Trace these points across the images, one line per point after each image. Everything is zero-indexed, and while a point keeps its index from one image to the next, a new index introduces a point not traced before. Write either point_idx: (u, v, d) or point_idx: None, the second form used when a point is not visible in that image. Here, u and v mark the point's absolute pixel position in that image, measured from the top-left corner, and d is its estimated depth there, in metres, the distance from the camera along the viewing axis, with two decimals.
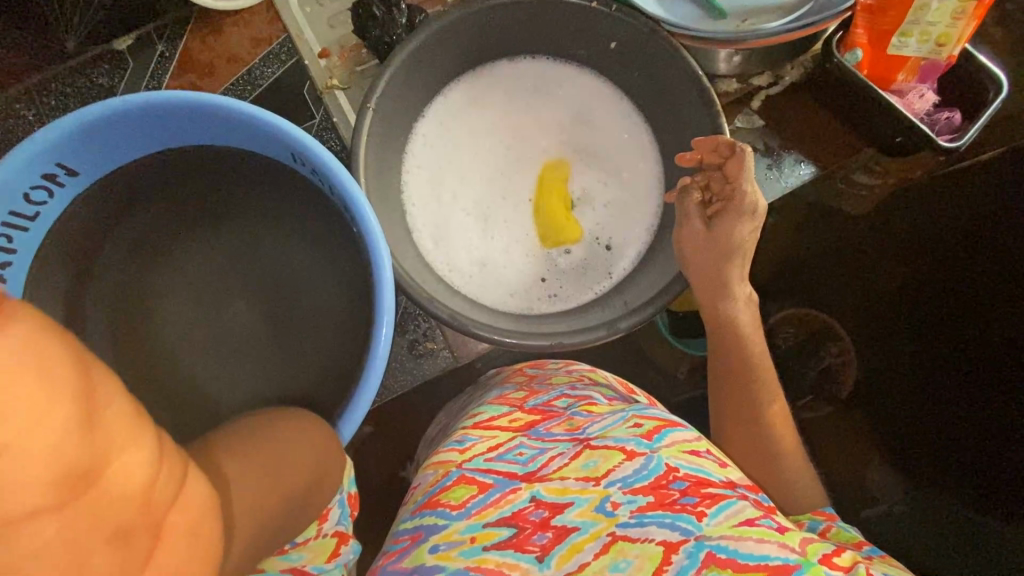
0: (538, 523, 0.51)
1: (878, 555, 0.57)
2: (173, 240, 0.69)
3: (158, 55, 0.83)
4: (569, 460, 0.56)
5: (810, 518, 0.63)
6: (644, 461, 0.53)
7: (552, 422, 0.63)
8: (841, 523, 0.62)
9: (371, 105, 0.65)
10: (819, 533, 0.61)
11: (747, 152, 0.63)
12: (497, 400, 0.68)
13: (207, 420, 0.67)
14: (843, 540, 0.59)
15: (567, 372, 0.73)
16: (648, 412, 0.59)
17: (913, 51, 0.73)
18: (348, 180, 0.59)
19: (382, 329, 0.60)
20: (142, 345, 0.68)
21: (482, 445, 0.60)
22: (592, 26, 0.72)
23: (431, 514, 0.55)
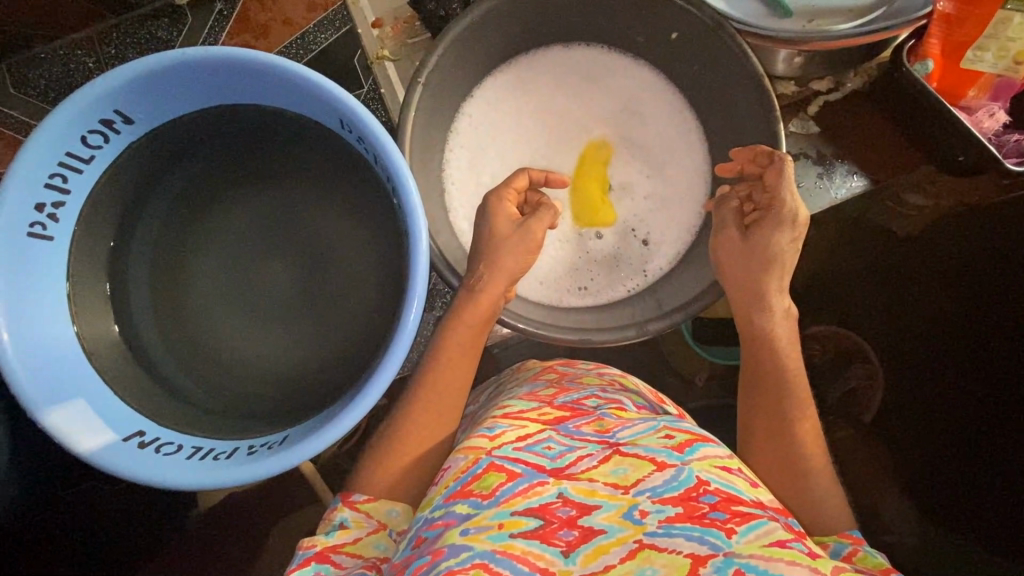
0: (565, 520, 0.52)
1: None
2: (223, 195, 0.72)
3: (216, 12, 0.84)
4: (598, 463, 0.57)
5: (836, 541, 0.62)
6: (675, 473, 0.54)
7: (581, 420, 0.62)
8: (869, 548, 0.60)
9: (420, 80, 0.65)
10: (843, 556, 0.60)
11: (787, 161, 0.62)
12: (526, 396, 0.67)
13: (237, 372, 0.70)
14: (869, 566, 0.57)
15: (597, 375, 0.73)
16: (680, 425, 0.59)
17: (988, 67, 0.71)
18: (393, 151, 0.59)
19: (411, 312, 0.60)
20: (184, 295, 0.71)
21: (511, 433, 0.58)
22: (653, 15, 0.70)
23: (460, 503, 0.53)
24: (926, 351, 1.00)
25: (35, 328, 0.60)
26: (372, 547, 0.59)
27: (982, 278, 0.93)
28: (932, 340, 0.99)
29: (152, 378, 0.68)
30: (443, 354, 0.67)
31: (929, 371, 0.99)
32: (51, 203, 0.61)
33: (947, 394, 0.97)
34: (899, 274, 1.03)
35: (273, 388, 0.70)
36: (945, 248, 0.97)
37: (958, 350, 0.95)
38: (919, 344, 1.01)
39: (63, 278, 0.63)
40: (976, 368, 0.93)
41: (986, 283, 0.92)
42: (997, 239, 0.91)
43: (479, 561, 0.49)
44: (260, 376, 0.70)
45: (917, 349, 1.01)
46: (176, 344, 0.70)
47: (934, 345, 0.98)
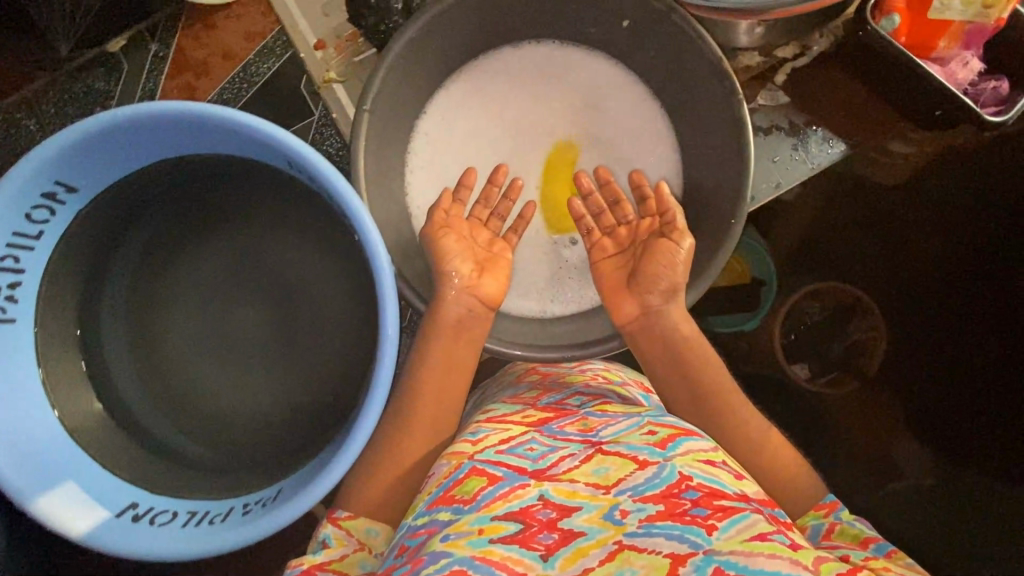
0: (545, 522, 0.51)
1: (884, 552, 0.54)
2: (184, 248, 0.70)
3: (151, 55, 0.80)
4: (579, 463, 0.56)
5: (813, 519, 0.60)
6: (657, 470, 0.53)
7: (564, 421, 0.63)
8: (842, 516, 0.59)
9: (366, 107, 0.62)
10: (823, 535, 0.58)
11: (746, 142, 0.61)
12: (511, 399, 0.69)
13: (224, 425, 0.69)
14: (847, 540, 0.56)
15: (581, 372, 0.74)
16: (663, 420, 0.59)
17: (957, 14, 0.67)
18: (346, 189, 0.56)
19: (385, 360, 0.57)
20: (160, 355, 0.69)
21: (494, 437, 0.59)
22: (602, 4, 0.66)
23: (444, 510, 0.53)
24: (922, 293, 1.04)
25: (13, 415, 0.59)
26: (356, 566, 0.56)
27: (964, 220, 1.02)
28: (927, 280, 1.03)
29: (138, 442, 0.67)
30: (425, 385, 0.63)
31: (926, 311, 1.04)
32: (6, 286, 0.59)
33: (942, 329, 1.03)
34: (890, 220, 1.03)
35: (262, 435, 0.69)
36: (931, 192, 1.02)
37: (948, 288, 1.03)
38: (915, 286, 1.04)
39: (32, 360, 0.62)
40: (962, 300, 1.03)
41: (968, 225, 1.02)
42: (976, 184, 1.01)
43: (457, 568, 0.47)
44: (250, 427, 0.69)
45: (910, 298, 1.04)
46: (161, 402, 0.69)
47: (929, 285, 1.03)
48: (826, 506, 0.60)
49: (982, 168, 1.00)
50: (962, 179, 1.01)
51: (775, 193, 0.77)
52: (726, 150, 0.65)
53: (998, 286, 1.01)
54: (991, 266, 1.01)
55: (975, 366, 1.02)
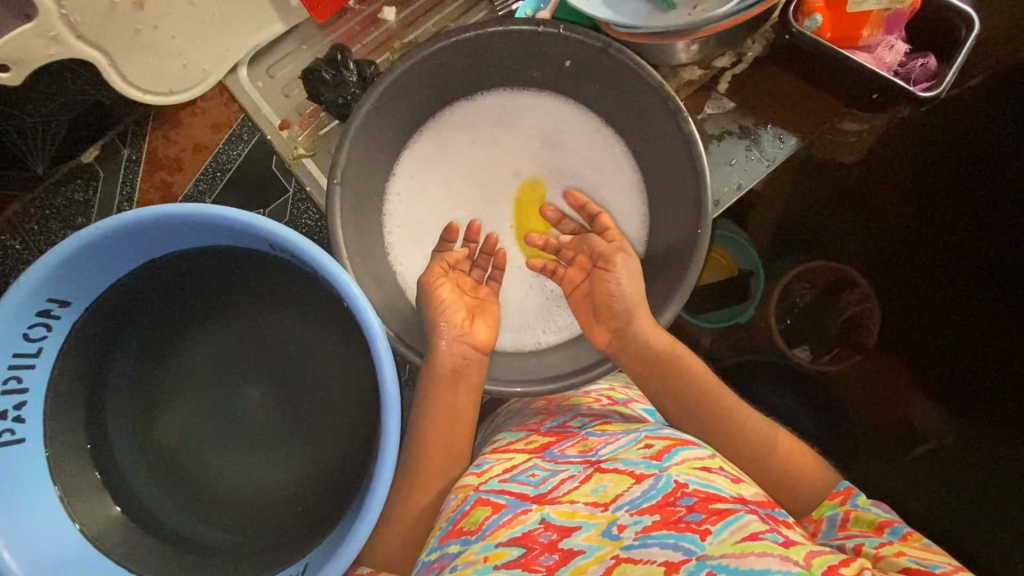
0: (547, 544, 0.52)
1: (899, 539, 0.53)
2: (182, 340, 0.71)
3: (125, 159, 0.82)
4: (579, 483, 0.57)
5: (828, 509, 0.59)
6: (653, 482, 0.54)
7: (565, 443, 0.64)
8: (858, 501, 0.57)
9: (337, 179, 0.65)
10: (839, 525, 0.57)
11: (699, 147, 0.64)
12: (517, 428, 0.71)
13: (240, 509, 0.70)
14: (863, 527, 0.55)
15: (586, 393, 0.74)
16: (660, 433, 0.60)
17: (874, 4, 0.72)
18: (327, 259, 0.57)
19: (391, 421, 0.57)
20: (171, 447, 0.70)
21: (498, 466, 0.61)
22: (543, 50, 0.70)
23: (454, 543, 0.55)
24: (909, 256, 1.06)
25: (35, 541, 0.60)
26: None
27: (937, 180, 1.04)
28: (911, 243, 1.06)
29: (160, 538, 0.67)
30: (433, 434, 0.65)
31: (917, 273, 1.06)
32: (13, 407, 0.60)
33: (940, 287, 1.05)
34: (860, 193, 1.07)
35: (279, 509, 0.70)
36: (897, 159, 1.05)
37: (937, 247, 1.05)
38: (901, 251, 1.06)
39: (46, 476, 0.63)
40: (955, 255, 1.04)
41: (942, 184, 1.04)
42: (945, 144, 1.03)
43: None
44: (267, 504, 0.70)
45: (890, 266, 1.07)
46: (179, 494, 0.69)
47: (914, 248, 1.06)
48: (841, 491, 0.59)
49: (945, 130, 1.03)
50: (927, 142, 1.04)
51: (738, 194, 0.80)
52: (681, 168, 0.68)
53: (991, 237, 1.02)
54: (980, 219, 1.03)
55: (980, 319, 1.03)
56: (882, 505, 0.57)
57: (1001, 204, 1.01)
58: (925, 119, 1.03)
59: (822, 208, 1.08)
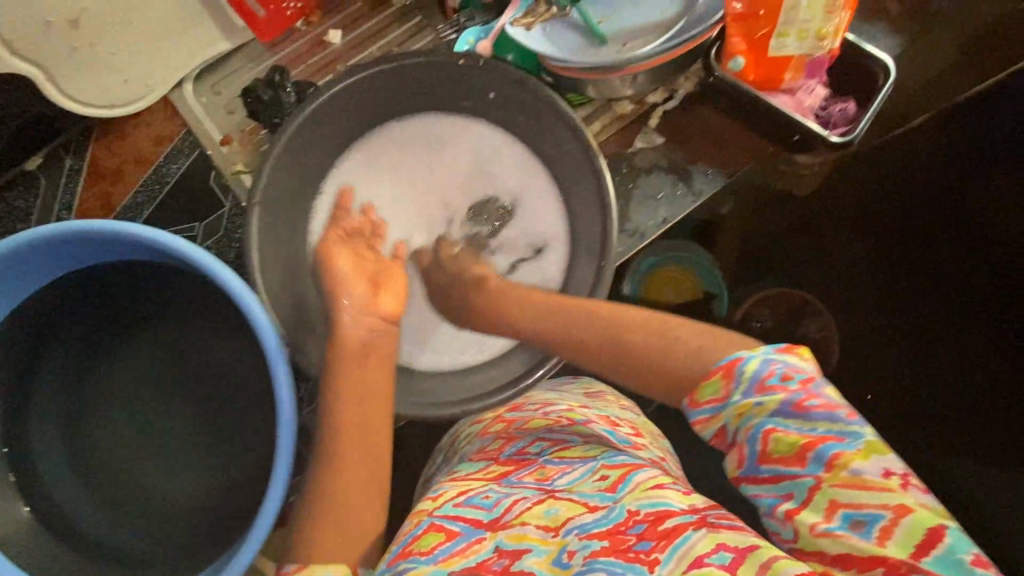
0: (498, 573, 0.47)
1: (827, 470, 0.42)
2: (104, 349, 0.73)
3: (67, 169, 0.84)
4: (531, 505, 0.53)
5: (738, 414, 0.46)
6: (606, 511, 0.49)
7: (524, 470, 0.59)
8: (776, 416, 0.44)
9: (255, 199, 0.66)
10: (759, 449, 0.44)
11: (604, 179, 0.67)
12: (476, 454, 0.65)
13: (155, 517, 0.72)
14: (786, 453, 0.43)
15: (544, 414, 0.64)
16: (616, 460, 0.55)
17: (795, 49, 0.74)
18: (230, 278, 0.59)
19: (286, 441, 0.59)
20: (89, 455, 0.72)
21: (452, 491, 0.57)
22: (467, 81, 0.72)
23: (399, 568, 0.49)
24: (874, 286, 1.00)
25: None
26: None
27: (901, 203, 0.98)
28: (878, 271, 1.00)
29: (71, 544, 0.68)
30: (335, 462, 0.57)
31: (886, 303, 0.99)
32: None
33: (914, 317, 0.97)
34: (816, 226, 1.02)
35: (193, 519, 0.71)
36: (853, 189, 1.00)
37: (908, 273, 0.98)
38: (866, 281, 1.00)
39: None
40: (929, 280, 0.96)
41: (908, 206, 0.97)
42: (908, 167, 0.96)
43: None
44: (181, 514, 0.72)
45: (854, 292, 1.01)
46: (93, 502, 0.71)
47: (880, 276, 1.00)
48: (726, 368, 0.47)
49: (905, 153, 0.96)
50: (884, 168, 0.97)
51: (663, 228, 0.82)
52: (590, 201, 0.70)
53: (968, 258, 0.93)
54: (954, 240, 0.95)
55: (970, 346, 0.92)
56: (801, 407, 0.43)
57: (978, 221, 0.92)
58: (881, 146, 0.97)
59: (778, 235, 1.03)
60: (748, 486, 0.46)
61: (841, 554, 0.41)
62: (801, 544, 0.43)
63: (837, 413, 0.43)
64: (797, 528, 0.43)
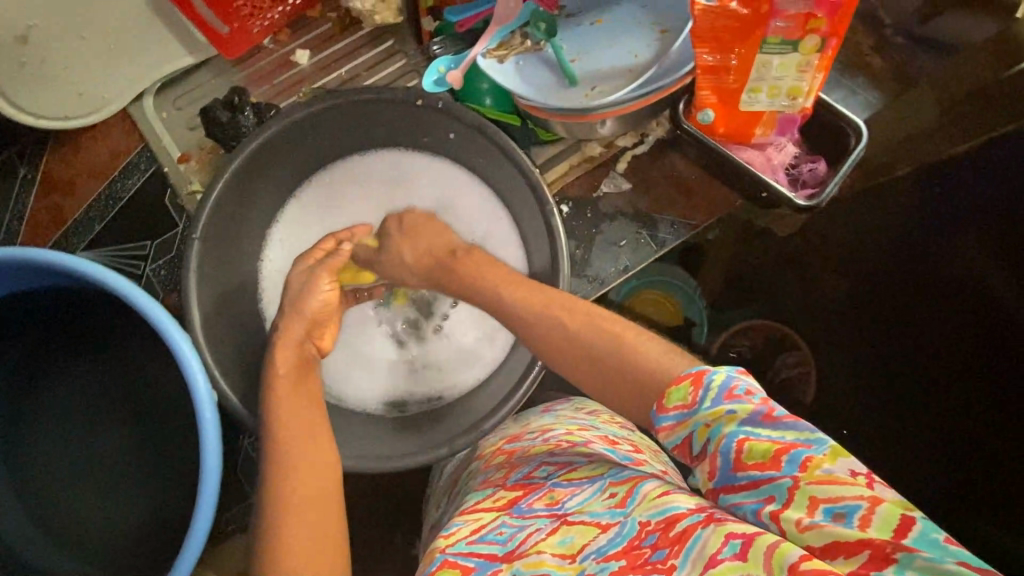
0: None
1: (804, 465, 0.40)
2: (44, 371, 0.72)
3: (21, 178, 0.82)
4: (546, 535, 0.49)
5: (711, 421, 0.44)
6: (617, 528, 0.46)
7: (533, 496, 0.55)
8: (748, 425, 0.42)
9: (196, 234, 0.64)
10: (732, 458, 0.42)
11: (558, 238, 0.65)
12: (481, 485, 0.61)
13: (86, 544, 0.71)
14: (760, 459, 0.41)
15: (543, 440, 0.62)
16: (621, 475, 0.52)
17: (765, 105, 0.72)
18: (161, 318, 0.57)
19: (207, 492, 0.57)
20: (23, 478, 0.71)
21: (465, 528, 0.53)
22: (426, 120, 0.70)
23: None
24: (864, 334, 0.94)
25: None
26: None
27: (881, 248, 0.93)
28: (867, 316, 0.94)
29: None
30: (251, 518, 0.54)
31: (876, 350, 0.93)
32: None
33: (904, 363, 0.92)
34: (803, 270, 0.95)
35: (124, 548, 0.71)
36: (831, 237, 0.94)
37: (899, 315, 0.92)
38: (856, 329, 0.94)
39: None
40: (917, 321, 0.91)
41: (889, 250, 0.92)
42: (889, 213, 0.92)
43: None
44: (113, 544, 0.71)
45: (837, 337, 0.94)
46: (27, 523, 0.70)
47: (869, 319, 0.94)
48: (696, 376, 0.46)
49: (881, 196, 0.92)
50: (865, 214, 0.93)
51: (625, 276, 0.80)
52: (543, 250, 0.68)
53: (951, 294, 0.90)
54: (938, 278, 0.91)
55: (962, 387, 0.89)
56: (766, 417, 0.42)
57: (958, 257, 0.89)
58: (861, 196, 0.93)
59: (767, 273, 0.95)
60: (729, 497, 0.43)
61: (829, 546, 0.38)
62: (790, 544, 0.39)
63: (801, 420, 0.42)
64: (784, 527, 0.40)
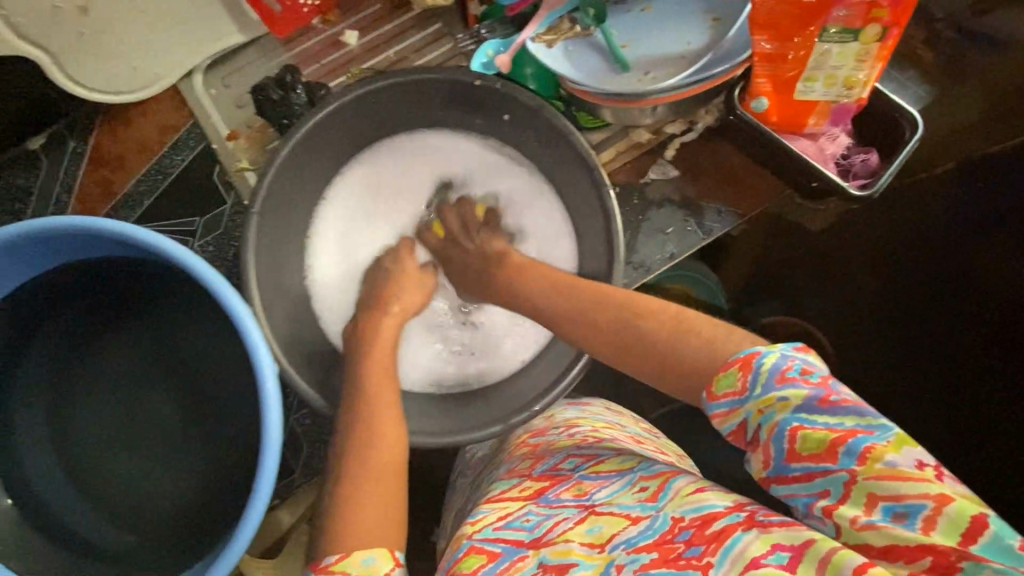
0: None
1: (864, 462, 0.39)
2: (93, 342, 0.72)
3: (70, 151, 0.83)
4: (574, 524, 0.51)
5: (766, 407, 0.43)
6: (649, 522, 0.48)
7: (561, 487, 0.57)
8: (803, 413, 0.41)
9: (254, 210, 0.64)
10: (786, 448, 0.42)
11: (615, 219, 0.65)
12: (507, 475, 0.64)
13: (135, 514, 0.72)
14: (817, 451, 0.41)
15: (569, 436, 0.66)
16: (653, 471, 0.54)
17: (821, 95, 0.72)
18: (223, 291, 0.57)
19: (269, 462, 0.59)
20: (74, 447, 0.72)
21: (492, 515, 0.56)
22: (484, 101, 0.70)
23: None
24: (884, 327, 0.99)
25: None
26: None
27: (907, 244, 0.97)
28: (890, 308, 0.99)
29: (51, 536, 0.69)
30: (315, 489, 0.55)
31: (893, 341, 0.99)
32: None
33: (918, 355, 0.97)
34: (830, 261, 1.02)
35: (172, 519, 0.72)
36: (860, 231, 1.00)
37: (914, 311, 0.98)
38: (879, 324, 1.00)
39: None
40: (930, 316, 0.96)
41: (912, 247, 0.97)
42: (915, 212, 0.96)
43: None
44: (161, 514, 0.72)
45: (851, 325, 1.01)
46: (82, 492, 0.71)
47: (888, 313, 0.99)
48: (744, 360, 0.45)
49: (914, 193, 0.96)
50: (894, 213, 0.98)
51: (669, 263, 0.80)
52: (598, 235, 0.68)
53: (968, 293, 0.93)
54: (956, 279, 0.94)
55: (968, 383, 0.93)
56: (825, 404, 0.41)
57: (981, 259, 0.93)
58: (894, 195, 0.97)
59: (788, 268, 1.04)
60: (780, 487, 0.43)
61: (888, 546, 0.38)
62: (844, 539, 0.40)
63: (864, 408, 0.40)
64: (839, 523, 0.40)
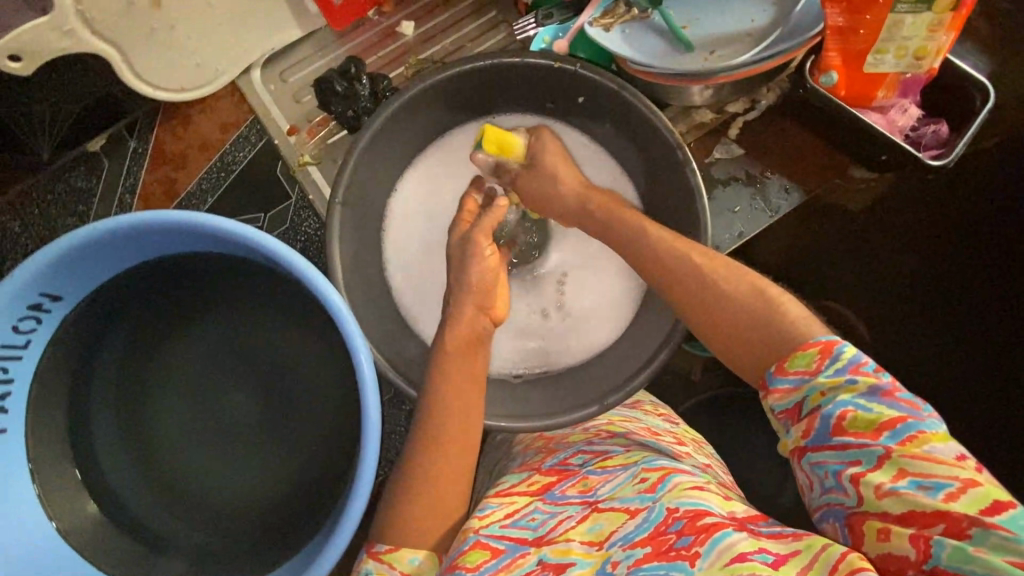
0: None
1: (894, 446, 0.42)
2: (166, 340, 0.71)
3: (132, 151, 0.84)
4: (576, 522, 0.51)
5: (835, 389, 0.45)
6: (646, 514, 0.48)
7: (567, 483, 0.57)
8: (857, 396, 0.44)
9: (338, 201, 0.65)
10: (832, 424, 0.44)
11: (701, 197, 0.65)
12: (519, 468, 0.64)
13: (213, 515, 0.70)
14: (862, 428, 0.43)
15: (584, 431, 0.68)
16: (655, 463, 0.54)
17: (891, 67, 0.72)
18: (325, 288, 0.56)
19: (370, 455, 0.56)
20: (150, 448, 0.71)
21: (500, 510, 0.54)
22: (558, 83, 0.70)
23: None
24: (925, 307, 1.00)
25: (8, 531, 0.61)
26: None
27: (946, 228, 0.99)
28: (927, 291, 1.00)
29: (132, 537, 0.68)
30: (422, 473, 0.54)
31: (931, 322, 1.00)
32: None
33: (949, 335, 1.00)
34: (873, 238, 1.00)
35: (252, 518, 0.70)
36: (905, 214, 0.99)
37: (948, 292, 1.00)
38: (922, 304, 1.00)
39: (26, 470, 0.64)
40: (961, 297, 1.00)
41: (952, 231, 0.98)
42: (958, 194, 0.97)
43: None
44: (240, 513, 0.71)
45: (892, 308, 1.01)
46: (161, 493, 0.70)
47: (928, 295, 1.00)
48: (825, 344, 0.47)
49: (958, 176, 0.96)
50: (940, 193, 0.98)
51: (739, 242, 0.80)
52: (683, 214, 0.68)
53: (994, 274, 0.98)
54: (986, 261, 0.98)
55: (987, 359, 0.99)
56: (886, 394, 0.44)
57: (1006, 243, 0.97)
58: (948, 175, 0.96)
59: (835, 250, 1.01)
60: (813, 461, 0.45)
61: (905, 513, 0.41)
62: (864, 507, 0.43)
63: (919, 404, 0.43)
64: (862, 492, 0.43)
